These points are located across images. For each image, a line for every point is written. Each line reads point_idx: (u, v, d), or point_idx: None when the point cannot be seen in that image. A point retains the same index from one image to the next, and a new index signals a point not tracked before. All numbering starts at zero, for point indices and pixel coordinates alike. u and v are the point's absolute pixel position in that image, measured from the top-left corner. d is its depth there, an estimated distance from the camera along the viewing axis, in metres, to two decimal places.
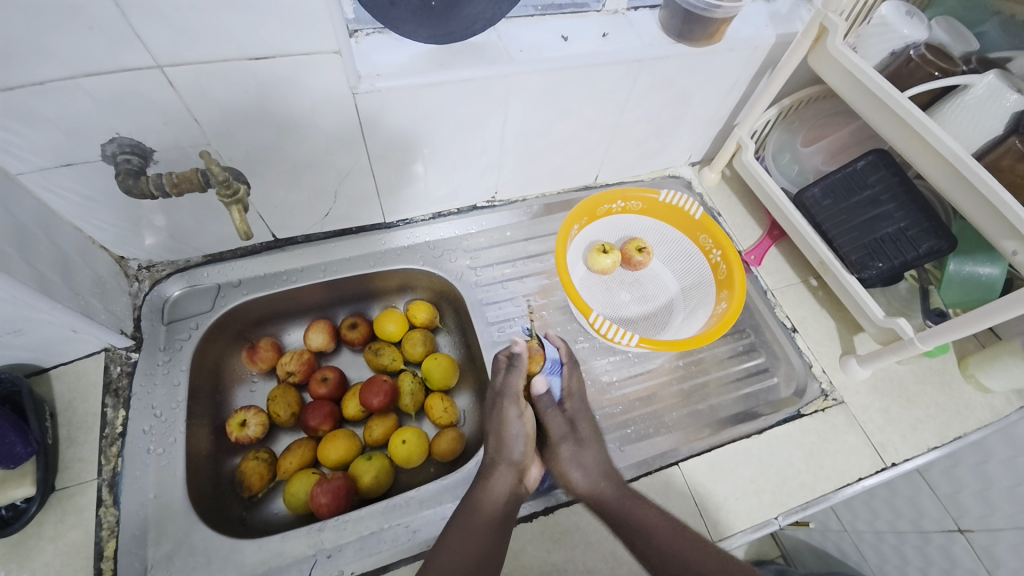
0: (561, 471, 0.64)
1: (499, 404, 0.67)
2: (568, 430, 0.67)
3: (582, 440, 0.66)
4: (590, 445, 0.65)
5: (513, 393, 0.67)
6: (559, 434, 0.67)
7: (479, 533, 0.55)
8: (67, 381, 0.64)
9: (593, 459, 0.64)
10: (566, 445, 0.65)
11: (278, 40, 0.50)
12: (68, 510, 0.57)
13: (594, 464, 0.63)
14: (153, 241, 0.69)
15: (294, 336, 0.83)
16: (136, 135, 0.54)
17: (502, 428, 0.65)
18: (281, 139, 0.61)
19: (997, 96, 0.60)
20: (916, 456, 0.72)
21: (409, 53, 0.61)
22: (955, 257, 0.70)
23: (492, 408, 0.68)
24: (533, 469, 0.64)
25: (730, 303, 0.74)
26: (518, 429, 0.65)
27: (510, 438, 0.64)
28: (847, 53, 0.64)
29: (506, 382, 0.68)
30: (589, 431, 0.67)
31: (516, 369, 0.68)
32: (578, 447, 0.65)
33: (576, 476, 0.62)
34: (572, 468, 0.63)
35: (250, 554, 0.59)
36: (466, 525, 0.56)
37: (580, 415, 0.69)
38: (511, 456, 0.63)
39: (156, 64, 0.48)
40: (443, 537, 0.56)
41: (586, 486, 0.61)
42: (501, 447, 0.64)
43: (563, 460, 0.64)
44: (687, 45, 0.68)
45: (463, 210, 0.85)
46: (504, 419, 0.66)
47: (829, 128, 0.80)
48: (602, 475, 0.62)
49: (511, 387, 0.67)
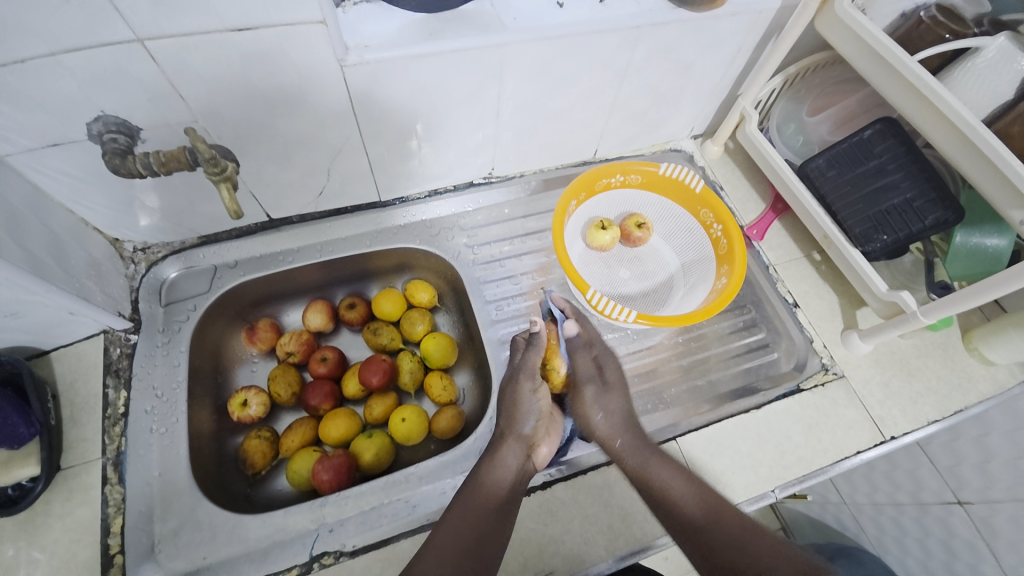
0: (584, 413, 0.68)
1: (514, 381, 0.68)
2: (594, 372, 0.71)
3: (607, 385, 0.70)
4: (613, 391, 0.69)
5: (529, 369, 0.68)
6: (585, 374, 0.71)
7: (480, 514, 0.56)
8: (68, 363, 0.65)
9: (615, 404, 0.67)
10: (590, 388, 0.70)
11: (260, 11, 0.48)
12: (74, 488, 0.58)
13: (613, 406, 0.67)
14: (148, 222, 0.69)
15: (293, 317, 0.83)
16: (121, 112, 0.53)
17: (514, 406, 0.66)
18: (271, 115, 0.59)
19: (1009, 59, 0.59)
20: (916, 429, 0.71)
21: (398, 23, 0.59)
22: (961, 229, 0.68)
23: (506, 387, 0.68)
24: (544, 445, 0.65)
25: (730, 277, 0.73)
26: (532, 405, 0.66)
27: (522, 415, 0.65)
28: (855, 15, 0.62)
29: (523, 360, 0.69)
30: (615, 376, 0.70)
31: (532, 349, 0.70)
32: (603, 391, 0.69)
33: (597, 419, 0.66)
34: (595, 410, 0.67)
35: (254, 528, 0.60)
36: (469, 503, 0.57)
37: (607, 360, 0.72)
38: (522, 432, 0.64)
39: (136, 38, 0.47)
40: (447, 515, 0.57)
41: (605, 432, 0.65)
42: (513, 421, 0.64)
43: (589, 402, 0.69)
44: (688, 11, 0.65)
45: (459, 188, 0.84)
46: (517, 395, 0.66)
47: (836, 97, 0.78)
48: (623, 422, 0.66)
49: (527, 365, 0.68)
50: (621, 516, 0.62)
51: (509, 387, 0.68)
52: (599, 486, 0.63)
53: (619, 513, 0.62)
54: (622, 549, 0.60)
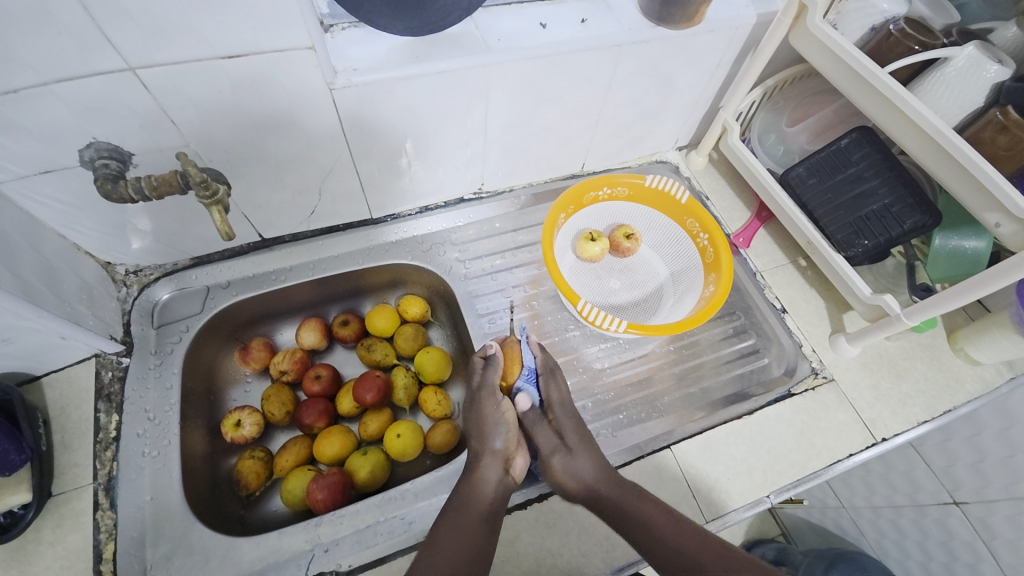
0: (556, 483, 0.61)
1: (479, 401, 0.64)
2: (557, 442, 0.63)
3: (572, 449, 0.62)
4: (582, 451, 0.62)
5: (491, 387, 0.64)
6: (547, 446, 0.63)
7: (467, 530, 0.55)
8: (59, 388, 0.65)
9: (587, 464, 0.61)
10: (557, 458, 0.62)
11: (250, 39, 0.49)
12: (65, 515, 0.58)
13: (584, 469, 0.60)
14: (140, 245, 0.69)
15: (287, 335, 0.83)
16: (113, 139, 0.54)
17: (482, 423, 0.63)
18: (262, 137, 0.60)
19: (978, 68, 0.60)
20: (907, 430, 0.72)
21: (386, 47, 0.61)
22: (939, 233, 0.70)
23: (470, 406, 0.65)
24: (519, 455, 0.63)
25: (717, 285, 0.74)
26: (500, 422, 0.63)
27: (488, 435, 0.62)
28: (826, 29, 0.64)
29: (483, 377, 0.65)
30: (576, 435, 0.64)
31: (491, 367, 0.66)
32: (570, 455, 0.62)
33: (572, 485, 0.60)
34: (567, 478, 0.60)
35: (248, 551, 0.59)
36: (456, 519, 0.55)
37: (567, 422, 0.65)
38: (495, 448, 0.61)
39: (128, 67, 0.48)
40: (434, 533, 0.55)
41: (583, 487, 0.60)
42: (483, 438, 0.62)
43: (557, 471, 0.61)
44: (667, 28, 0.67)
45: (450, 203, 0.85)
46: (484, 415, 0.63)
47: (813, 108, 0.80)
48: (597, 478, 0.60)
49: (489, 383, 0.64)
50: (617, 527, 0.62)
51: (470, 409, 0.65)
52: None
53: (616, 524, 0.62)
54: (619, 561, 0.60)
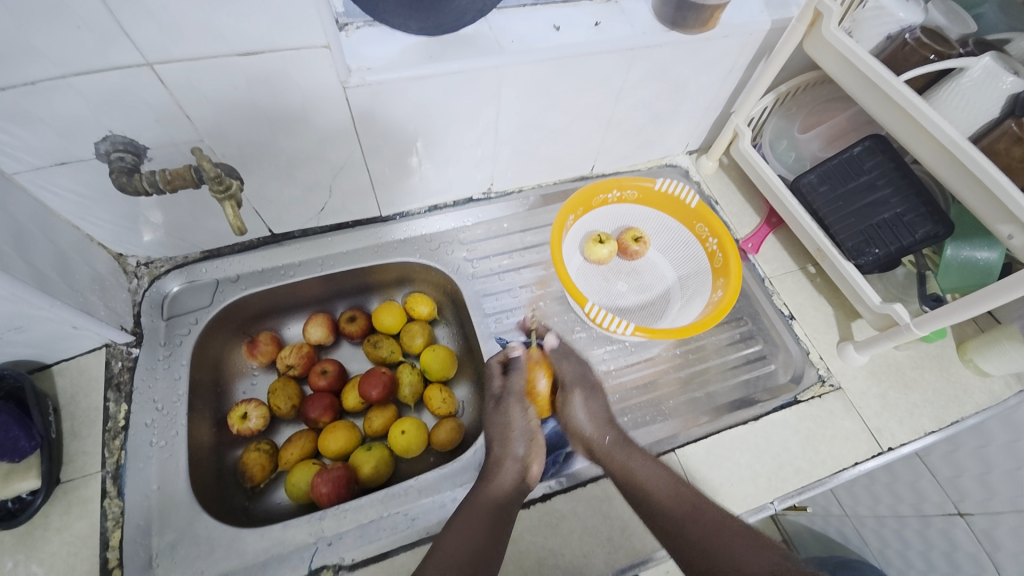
0: (569, 411, 0.68)
1: (504, 406, 0.68)
2: (579, 377, 0.71)
3: (591, 387, 0.70)
4: (597, 395, 0.69)
5: (517, 392, 0.69)
6: (569, 381, 0.70)
7: (481, 522, 0.55)
8: (69, 376, 0.65)
9: (601, 405, 0.67)
10: (577, 393, 0.69)
11: (266, 36, 0.50)
12: (73, 502, 0.59)
13: (595, 408, 0.67)
14: (151, 238, 0.70)
15: (294, 330, 0.83)
16: (129, 131, 0.54)
17: (508, 427, 0.66)
18: (275, 133, 0.61)
19: (993, 79, 0.60)
20: (913, 440, 0.72)
21: (399, 46, 0.61)
22: (951, 242, 0.69)
23: (494, 411, 0.69)
24: (537, 464, 0.63)
25: (725, 290, 0.74)
26: (525, 426, 0.67)
27: (509, 438, 0.65)
28: (841, 36, 0.64)
29: (509, 383, 0.70)
30: (592, 378, 0.71)
31: (515, 371, 0.71)
32: (588, 393, 0.69)
33: (587, 423, 0.66)
34: (584, 414, 0.67)
35: (252, 542, 0.60)
36: (472, 513, 0.56)
37: (583, 366, 0.72)
38: (517, 452, 0.63)
39: (145, 61, 0.48)
40: (449, 525, 0.56)
41: (597, 430, 0.65)
42: (507, 443, 0.64)
43: (578, 406, 0.68)
44: (681, 33, 0.67)
45: (459, 202, 0.85)
46: (509, 418, 0.67)
47: (826, 114, 0.79)
48: (605, 419, 0.66)
49: (513, 390, 0.69)
50: (620, 528, 0.62)
51: (493, 413, 0.69)
52: (598, 499, 0.63)
53: (617, 526, 0.62)
54: (621, 562, 0.60)
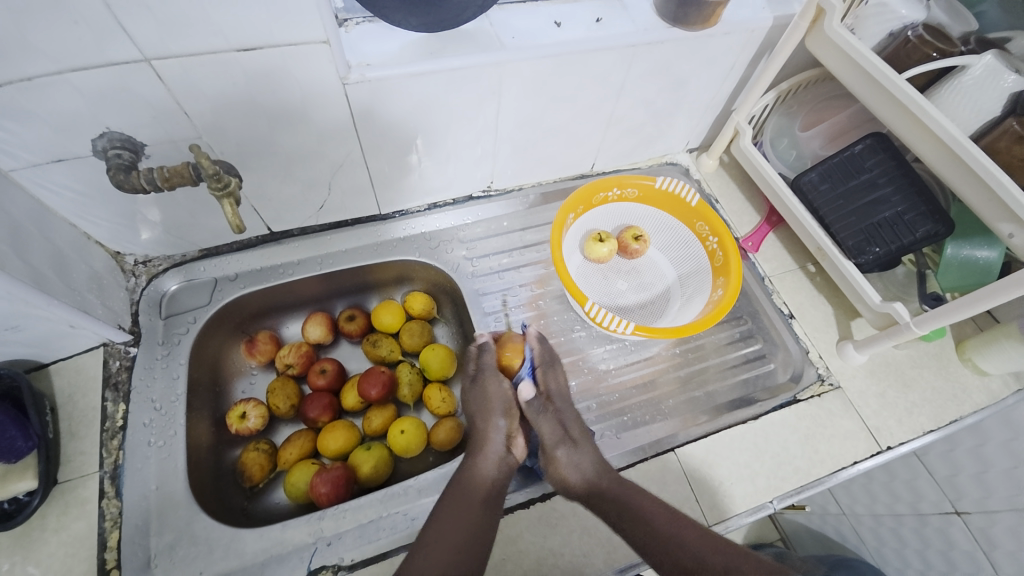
0: (556, 473, 0.61)
1: (481, 381, 0.68)
2: (560, 432, 0.63)
3: (576, 442, 0.63)
4: (585, 447, 0.62)
5: (491, 368, 0.69)
6: (552, 436, 0.63)
7: (472, 504, 0.55)
8: (67, 376, 0.65)
9: (589, 460, 0.61)
10: (562, 449, 0.61)
11: (265, 32, 0.49)
12: (71, 502, 0.58)
13: (585, 463, 0.61)
14: (149, 236, 0.69)
15: (292, 329, 0.83)
16: (127, 129, 0.54)
17: (486, 400, 0.66)
18: (274, 130, 0.60)
19: (995, 77, 0.60)
20: (912, 439, 0.72)
21: (399, 42, 0.61)
22: (951, 241, 0.69)
23: (473, 390, 0.68)
24: (520, 435, 0.65)
25: (725, 289, 0.74)
26: (502, 399, 0.66)
27: (488, 411, 0.65)
28: (844, 34, 0.64)
29: (483, 360, 0.69)
30: (579, 429, 0.64)
31: (487, 352, 0.70)
32: (574, 449, 0.62)
33: (573, 479, 0.60)
34: (571, 471, 0.60)
35: (251, 543, 0.59)
36: (462, 495, 0.56)
37: (567, 413, 0.65)
38: (498, 424, 0.64)
39: (143, 57, 0.48)
40: (439, 508, 0.55)
41: (583, 488, 0.59)
42: (488, 416, 0.65)
43: (563, 464, 0.61)
44: (682, 30, 0.67)
45: (459, 201, 0.85)
46: (487, 391, 0.67)
47: (828, 112, 0.80)
48: (597, 475, 0.60)
49: (490, 367, 0.69)
50: None
51: (471, 388, 0.68)
52: None
53: None
54: (621, 562, 0.60)
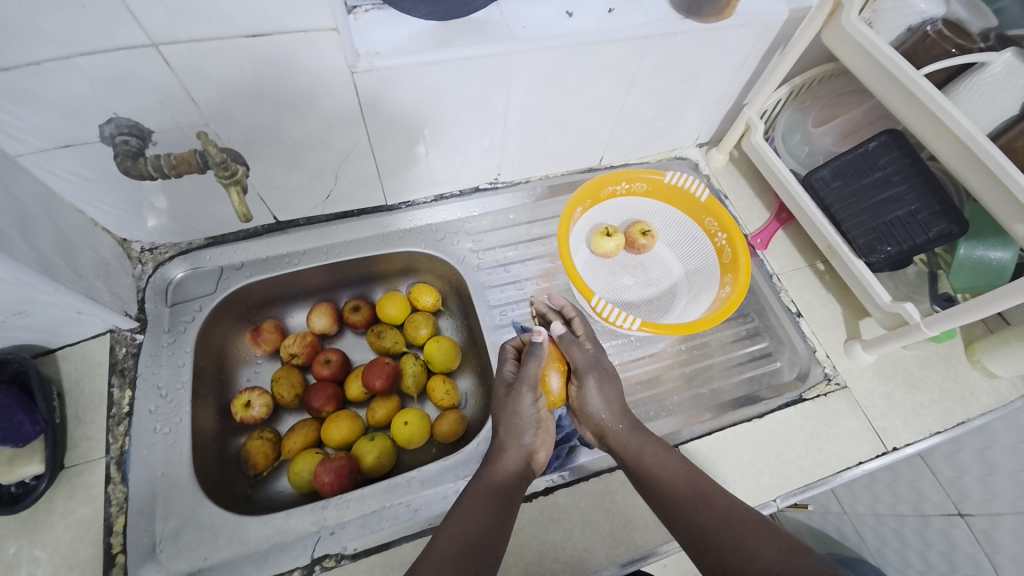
0: (583, 400, 0.63)
1: (514, 390, 0.63)
2: (592, 360, 0.65)
3: (606, 373, 0.65)
4: (614, 380, 0.65)
5: (530, 379, 0.63)
6: (583, 362, 0.64)
7: (489, 500, 0.55)
8: (73, 361, 0.65)
9: (616, 394, 0.63)
10: (592, 376, 0.64)
11: (274, 19, 0.49)
12: (77, 487, 0.59)
13: (612, 397, 0.63)
14: (155, 223, 0.69)
15: (298, 319, 0.83)
16: (134, 115, 0.54)
17: (515, 416, 0.62)
18: (281, 119, 0.60)
19: (1015, 75, 0.59)
20: (918, 441, 0.71)
21: (408, 31, 0.60)
22: (965, 241, 0.68)
23: (505, 398, 0.64)
24: (542, 451, 0.63)
25: (734, 286, 0.73)
26: (532, 416, 0.62)
27: (512, 425, 0.62)
28: (862, 27, 0.62)
29: (523, 370, 0.64)
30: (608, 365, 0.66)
31: (533, 357, 0.63)
32: (604, 380, 0.64)
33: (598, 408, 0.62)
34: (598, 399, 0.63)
35: (255, 530, 0.60)
36: (478, 494, 0.56)
37: (600, 352, 0.67)
38: (522, 441, 0.61)
39: (151, 43, 0.47)
40: (455, 508, 0.55)
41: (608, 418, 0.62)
42: (512, 432, 0.62)
43: (592, 390, 0.63)
44: (696, 21, 0.66)
45: (466, 192, 0.85)
46: (517, 403, 0.62)
47: (841, 109, 0.78)
48: (621, 410, 0.63)
49: (528, 376, 0.63)
50: (622, 523, 0.62)
51: (499, 396, 0.65)
52: (600, 493, 0.63)
53: (619, 521, 0.62)
54: (623, 557, 0.60)
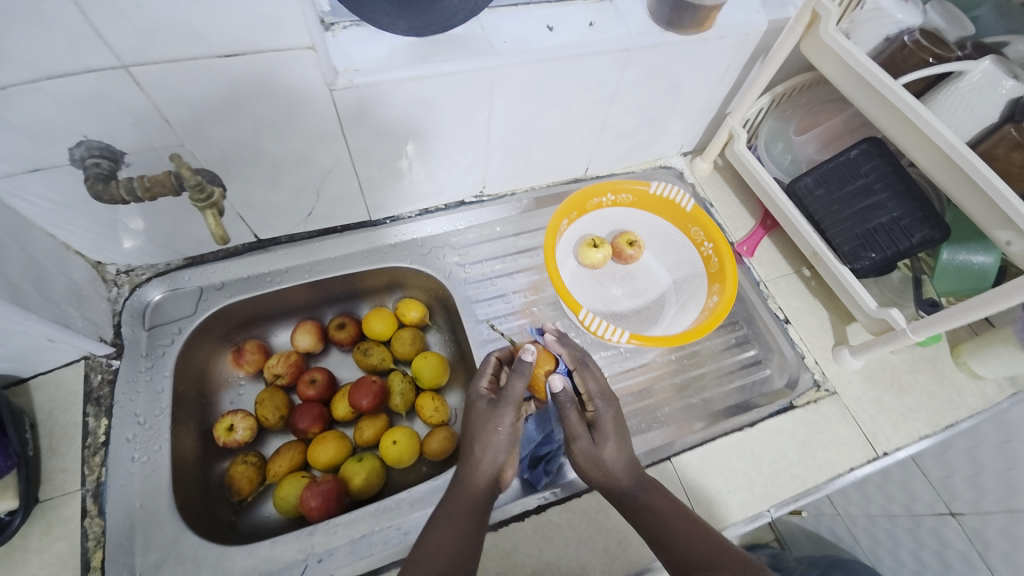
0: (578, 462, 0.60)
1: (495, 407, 0.60)
2: (584, 426, 0.60)
3: (600, 435, 0.59)
4: (606, 442, 0.59)
5: (513, 400, 0.59)
6: (574, 427, 0.60)
7: (469, 510, 0.54)
8: (46, 391, 0.63)
9: (611, 456, 0.58)
10: (581, 440, 0.59)
11: (248, 37, 0.48)
12: (52, 521, 0.57)
13: (612, 455, 0.58)
14: (132, 245, 0.67)
15: (282, 338, 0.81)
16: (106, 137, 0.52)
17: (485, 430, 0.59)
18: (258, 137, 0.59)
19: (992, 84, 0.59)
20: (908, 445, 0.72)
21: (388, 47, 0.59)
22: (947, 246, 0.69)
23: (481, 413, 0.60)
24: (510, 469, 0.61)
25: (721, 296, 0.73)
26: (506, 436, 0.59)
27: (490, 442, 0.58)
28: (839, 38, 0.63)
29: (509, 389, 0.59)
30: (612, 428, 0.60)
31: (516, 374, 0.59)
32: (596, 442, 0.59)
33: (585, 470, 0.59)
34: (585, 461, 0.59)
35: (239, 560, 0.58)
36: (460, 507, 0.54)
37: (605, 413, 0.60)
38: (494, 457, 0.58)
39: (121, 64, 0.46)
40: (436, 519, 0.53)
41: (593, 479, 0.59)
42: (485, 447, 0.58)
43: (577, 452, 0.59)
44: (677, 33, 0.66)
45: (451, 206, 0.84)
46: (495, 421, 0.59)
47: (822, 116, 0.79)
48: (620, 463, 0.58)
49: (512, 395, 0.59)
50: (617, 539, 0.61)
51: (480, 409, 0.60)
52: (594, 509, 0.62)
53: (614, 537, 0.61)
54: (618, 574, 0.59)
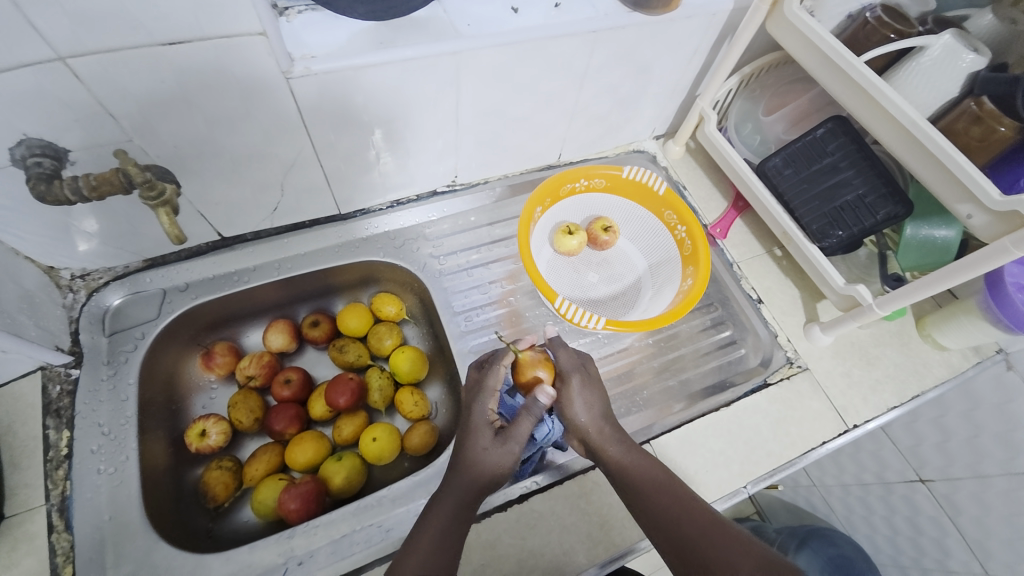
0: (566, 404, 0.59)
1: (502, 442, 0.55)
2: (578, 364, 0.61)
3: (590, 377, 0.61)
4: (596, 386, 0.61)
5: (520, 439, 0.55)
6: (568, 365, 0.61)
7: (462, 506, 0.53)
8: (4, 405, 0.60)
9: (600, 400, 0.60)
10: (576, 379, 0.60)
11: (194, 24, 0.45)
12: (18, 538, 0.54)
13: (594, 403, 0.59)
14: (87, 248, 0.64)
15: (254, 338, 0.79)
16: (47, 135, 0.49)
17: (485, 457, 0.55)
18: (212, 130, 0.56)
19: (953, 57, 0.60)
20: (877, 416, 0.74)
21: (346, 32, 0.57)
22: (911, 222, 0.70)
23: (485, 443, 0.55)
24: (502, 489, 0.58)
25: (695, 279, 0.74)
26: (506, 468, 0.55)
27: (492, 469, 0.54)
28: (803, 16, 0.63)
29: (515, 427, 0.56)
30: (596, 375, 0.62)
31: (527, 417, 0.56)
32: (587, 383, 0.60)
33: (579, 413, 0.58)
34: (579, 402, 0.59)
35: (217, 568, 0.57)
36: (452, 504, 0.53)
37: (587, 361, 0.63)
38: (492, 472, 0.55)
39: (57, 56, 0.43)
40: (427, 515, 0.53)
41: (589, 423, 0.58)
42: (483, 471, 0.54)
43: (574, 393, 0.59)
44: (644, 14, 0.65)
45: (423, 196, 0.82)
46: (500, 454, 0.55)
47: (790, 96, 0.79)
48: (604, 417, 0.59)
49: (519, 437, 0.55)
50: (599, 524, 0.61)
51: (483, 438, 0.56)
52: (576, 495, 0.63)
53: (596, 521, 0.62)
54: (601, 557, 0.60)
